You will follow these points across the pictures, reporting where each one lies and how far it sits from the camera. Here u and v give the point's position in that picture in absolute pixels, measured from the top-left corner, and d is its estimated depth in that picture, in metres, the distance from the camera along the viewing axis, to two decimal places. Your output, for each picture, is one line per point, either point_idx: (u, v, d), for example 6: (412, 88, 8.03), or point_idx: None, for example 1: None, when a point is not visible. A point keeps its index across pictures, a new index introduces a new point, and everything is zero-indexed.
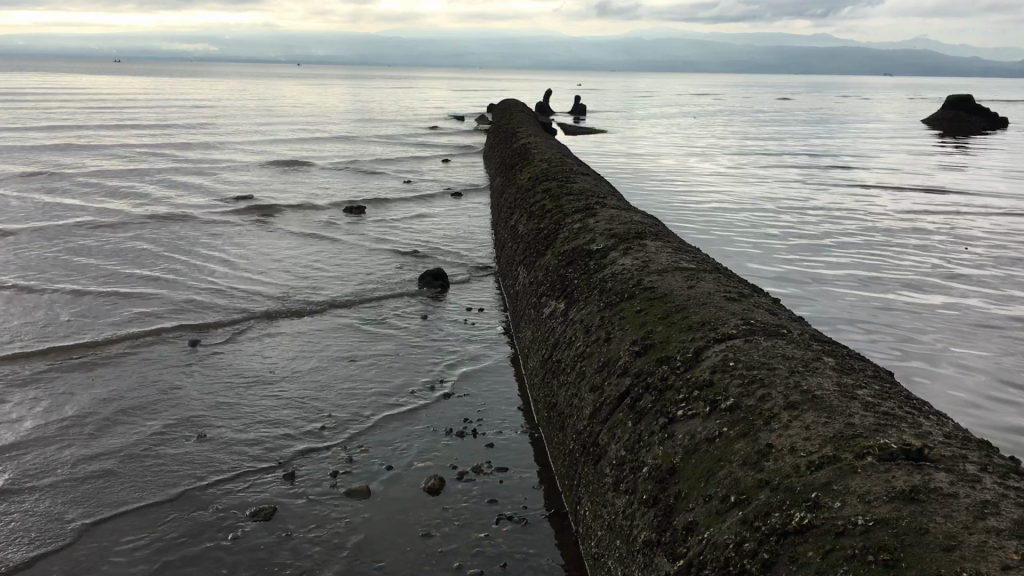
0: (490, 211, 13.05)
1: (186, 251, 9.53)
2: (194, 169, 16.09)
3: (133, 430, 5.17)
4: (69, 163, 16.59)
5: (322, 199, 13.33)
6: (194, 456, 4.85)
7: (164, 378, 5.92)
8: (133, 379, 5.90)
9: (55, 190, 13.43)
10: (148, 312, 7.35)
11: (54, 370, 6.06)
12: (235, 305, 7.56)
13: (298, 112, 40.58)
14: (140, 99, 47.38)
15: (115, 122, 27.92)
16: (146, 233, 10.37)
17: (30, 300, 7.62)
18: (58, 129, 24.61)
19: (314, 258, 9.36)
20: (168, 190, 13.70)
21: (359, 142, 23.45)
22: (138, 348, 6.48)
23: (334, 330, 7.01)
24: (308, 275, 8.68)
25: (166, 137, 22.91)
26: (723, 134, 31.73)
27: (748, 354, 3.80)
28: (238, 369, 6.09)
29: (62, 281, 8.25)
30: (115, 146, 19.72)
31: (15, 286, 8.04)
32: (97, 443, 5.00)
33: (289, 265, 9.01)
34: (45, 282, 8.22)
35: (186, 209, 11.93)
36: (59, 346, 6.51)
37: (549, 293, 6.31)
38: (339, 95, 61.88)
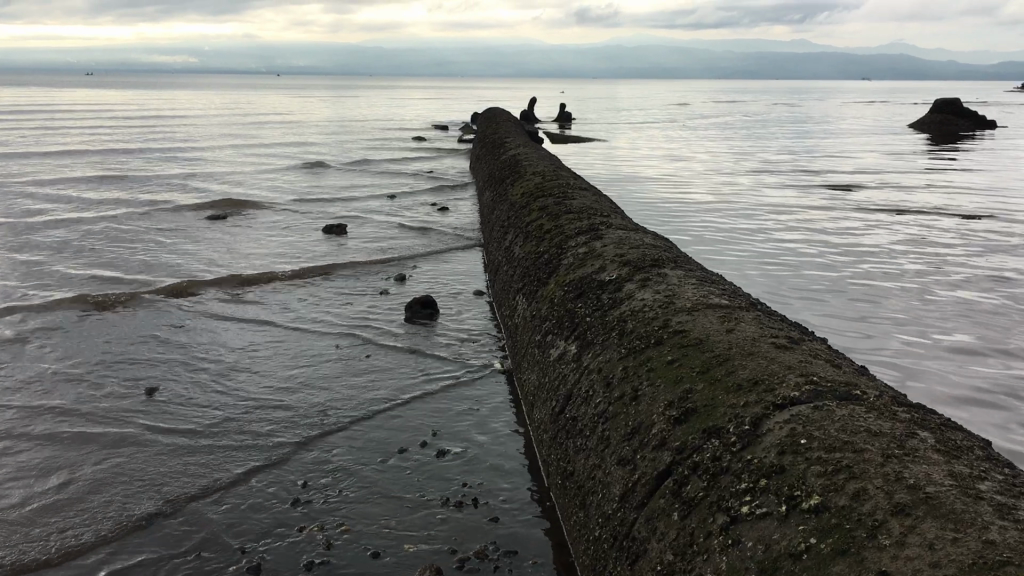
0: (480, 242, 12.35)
1: (136, 301, 8.72)
2: (162, 207, 15.33)
3: (51, 511, 4.50)
4: (27, 201, 15.79)
5: (303, 238, 12.63)
6: (164, 550, 4.11)
7: (91, 447, 5.24)
8: (52, 451, 5.22)
9: (25, 233, 12.73)
10: (80, 376, 6.54)
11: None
12: (190, 363, 6.79)
13: (283, 127, 39.80)
14: (120, 114, 46.64)
15: (94, 146, 27.08)
16: (97, 283, 9.57)
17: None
18: (34, 156, 23.84)
19: (300, 304, 8.72)
20: (129, 231, 12.90)
21: (346, 168, 22.84)
22: (66, 418, 5.71)
23: (310, 384, 6.27)
24: (294, 321, 8.05)
25: (145, 165, 22.18)
26: (713, 145, 31.16)
27: (822, 427, 3.02)
28: (185, 436, 5.37)
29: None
30: (94, 180, 18.99)
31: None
32: (73, 526, 4.34)
33: (275, 313, 8.37)
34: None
35: (145, 255, 11.13)
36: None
37: (555, 332, 5.55)
38: (324, 108, 61.18)
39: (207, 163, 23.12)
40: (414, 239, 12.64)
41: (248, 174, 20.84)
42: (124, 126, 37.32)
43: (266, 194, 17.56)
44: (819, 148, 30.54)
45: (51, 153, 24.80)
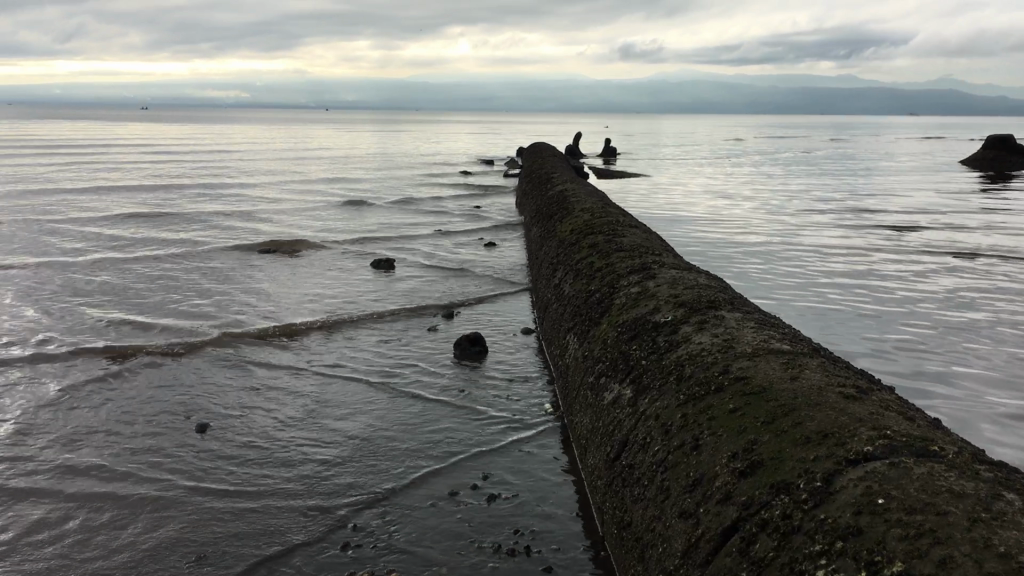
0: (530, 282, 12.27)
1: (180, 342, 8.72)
2: (211, 245, 15.47)
3: (99, 554, 4.49)
4: (78, 237, 16.03)
5: (351, 277, 12.67)
6: None
7: (131, 496, 5.17)
8: (97, 495, 5.20)
9: (80, 269, 12.94)
10: (119, 420, 6.49)
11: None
12: (231, 408, 6.72)
13: (332, 162, 40.22)
14: (172, 149, 47.54)
15: (147, 182, 27.59)
16: (143, 323, 9.60)
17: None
18: (91, 192, 24.34)
19: (348, 345, 8.73)
20: (178, 269, 13.04)
21: (393, 207, 22.98)
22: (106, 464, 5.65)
23: (356, 428, 6.22)
24: (343, 362, 8.04)
25: (197, 202, 22.51)
26: (760, 183, 30.85)
27: (900, 486, 2.86)
28: (225, 485, 5.28)
29: (26, 382, 7.42)
30: (148, 216, 19.30)
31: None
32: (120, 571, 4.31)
33: (324, 354, 8.38)
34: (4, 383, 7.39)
35: (193, 294, 11.22)
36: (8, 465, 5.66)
37: (609, 375, 5.42)
38: (371, 142, 61.94)
39: (256, 200, 23.41)
40: (461, 278, 12.62)
41: (295, 212, 21.00)
42: (177, 161, 37.99)
43: (314, 232, 17.66)
44: (869, 187, 30.10)
45: (106, 189, 25.31)
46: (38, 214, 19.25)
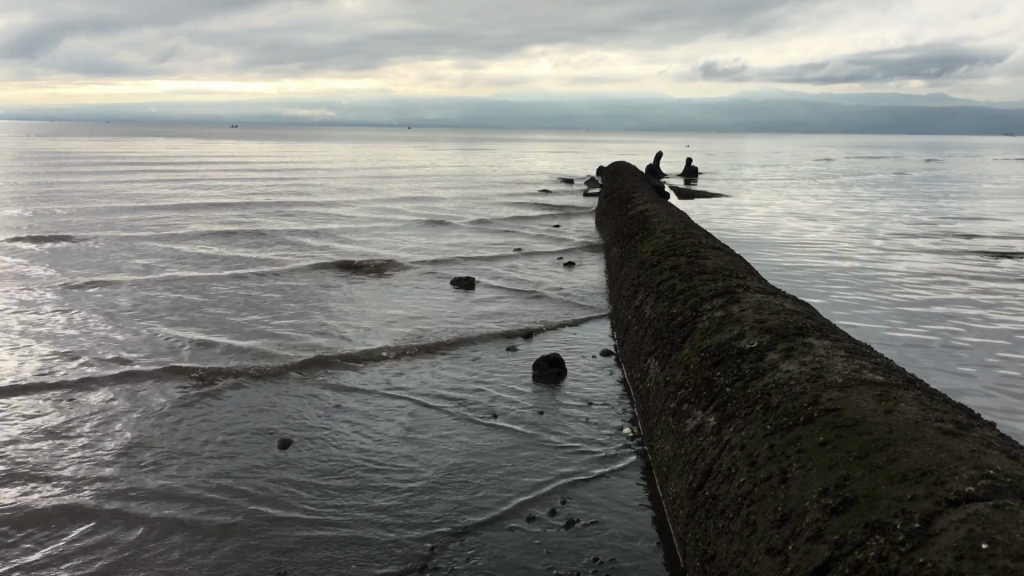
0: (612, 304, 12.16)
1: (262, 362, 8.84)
2: (295, 263, 15.73)
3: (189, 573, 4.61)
4: (169, 255, 16.50)
5: (430, 296, 12.78)
6: None
7: (219, 514, 5.30)
8: (186, 512, 5.34)
9: (170, 285, 13.33)
10: (202, 442, 6.56)
11: (80, 517, 5.32)
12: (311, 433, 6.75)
13: (414, 180, 40.71)
14: (259, 167, 48.70)
15: (234, 200, 28.32)
16: (229, 341, 9.77)
17: (69, 426, 6.94)
18: (181, 209, 25.09)
19: (428, 364, 8.79)
20: (263, 287, 13.34)
21: (472, 226, 23.13)
22: (188, 488, 5.72)
23: (436, 451, 6.25)
24: (423, 382, 8.11)
25: (282, 220, 23.02)
26: (846, 205, 30.14)
27: (1006, 529, 2.71)
28: (304, 510, 5.31)
29: (114, 400, 7.58)
30: (235, 234, 19.81)
31: (56, 407, 7.40)
32: None
33: (404, 373, 8.46)
34: (92, 401, 7.57)
35: (277, 312, 11.46)
36: (96, 485, 5.79)
37: (692, 401, 5.31)
38: (451, 161, 62.48)
39: (339, 218, 23.83)
40: (540, 299, 12.61)
41: (377, 231, 21.24)
42: (264, 178, 38.93)
43: (395, 252, 17.82)
44: (962, 210, 29.12)
45: (195, 206, 26.08)
46: (131, 230, 19.92)
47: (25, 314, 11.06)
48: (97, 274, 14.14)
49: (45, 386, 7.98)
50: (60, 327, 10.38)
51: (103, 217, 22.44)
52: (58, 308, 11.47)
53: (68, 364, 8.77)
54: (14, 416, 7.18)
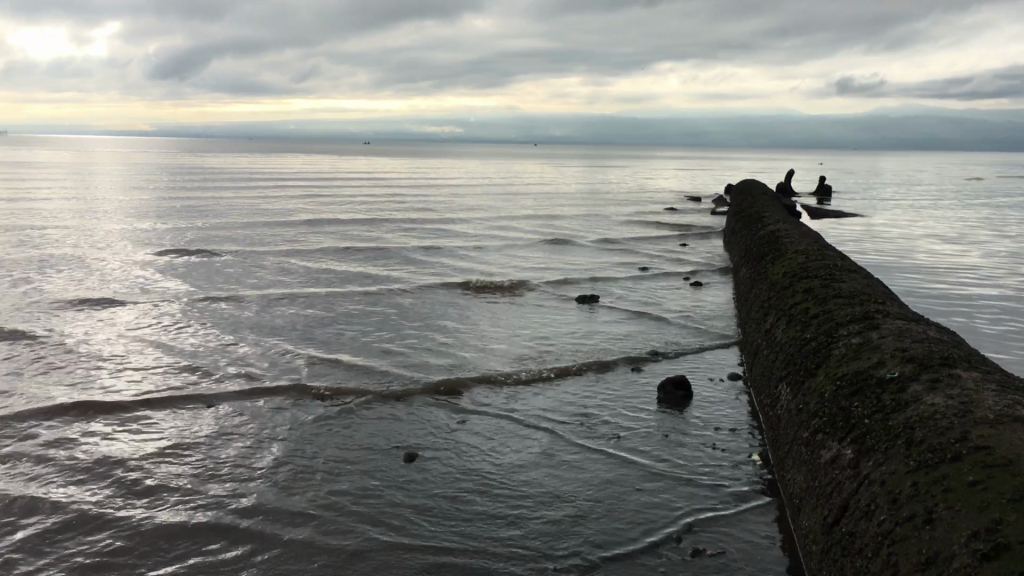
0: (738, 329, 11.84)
1: (385, 381, 8.98)
2: (420, 281, 16.00)
3: None
4: (302, 270, 17.11)
5: (554, 316, 12.79)
6: None
7: (348, 533, 5.45)
8: (317, 529, 5.52)
9: (303, 300, 13.80)
10: (329, 461, 6.73)
11: (211, 535, 5.49)
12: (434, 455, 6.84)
13: (539, 197, 40.90)
14: (389, 183, 49.97)
15: (365, 216, 29.14)
16: (352, 359, 9.97)
17: (203, 440, 7.20)
18: (316, 225, 25.98)
19: (551, 385, 8.80)
20: (390, 304, 13.64)
21: (596, 246, 23.04)
22: (313, 508, 5.86)
23: (559, 477, 6.24)
24: (546, 403, 8.12)
25: (409, 237, 23.52)
26: (993, 226, 28.53)
27: None
28: (428, 536, 5.36)
29: (244, 415, 7.84)
30: (365, 250, 20.36)
31: (190, 421, 7.69)
32: None
33: (528, 393, 8.49)
34: (224, 415, 7.83)
35: (403, 329, 11.70)
36: (227, 502, 5.96)
37: (827, 432, 5.09)
38: (576, 177, 62.53)
39: (464, 236, 24.17)
40: (664, 322, 12.44)
41: (498, 250, 21.38)
42: (393, 195, 39.91)
43: (516, 270, 17.88)
44: None
45: (328, 221, 26.96)
46: (268, 245, 20.75)
47: (163, 325, 11.59)
48: (234, 288, 14.74)
49: (180, 399, 8.30)
50: (195, 339, 10.82)
51: (239, 232, 23.42)
52: (193, 320, 11.97)
53: (207, 376, 9.19)
54: (152, 428, 7.50)
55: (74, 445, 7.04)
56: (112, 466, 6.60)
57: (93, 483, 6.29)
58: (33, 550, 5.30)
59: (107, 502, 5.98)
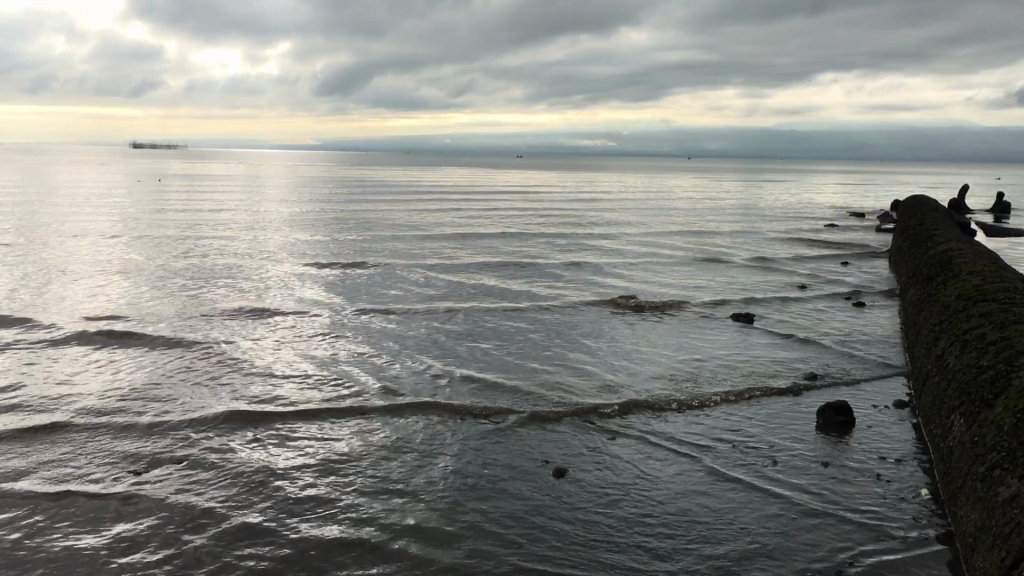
0: (903, 355, 11.19)
1: (529, 400, 8.96)
2: (568, 297, 15.99)
3: None
4: (454, 284, 17.41)
5: (704, 337, 12.49)
6: None
7: (490, 555, 5.47)
8: (460, 550, 5.57)
9: (453, 314, 14.04)
10: (476, 479, 6.77)
11: (358, 550, 5.61)
12: (584, 476, 6.77)
13: (692, 212, 40.19)
14: (540, 197, 50.32)
15: (516, 230, 29.45)
16: (497, 377, 10.00)
17: (351, 454, 7.37)
18: (468, 239, 26.44)
19: (701, 409, 8.56)
20: (538, 320, 13.68)
21: (750, 264, 22.39)
22: (459, 529, 5.88)
23: (707, 509, 6.06)
24: (695, 427, 7.92)
25: (559, 252, 23.58)
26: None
27: None
28: (572, 564, 5.31)
29: (393, 430, 7.99)
30: (515, 265, 20.55)
31: (341, 434, 7.91)
32: None
33: (676, 416, 8.31)
34: (373, 429, 8.01)
35: (550, 347, 11.70)
36: (372, 518, 6.08)
37: (1004, 470, 4.70)
38: (731, 192, 61.06)
39: (614, 252, 24.04)
40: (822, 345, 11.92)
41: (649, 267, 21.04)
42: (544, 209, 40.18)
43: (666, 289, 17.54)
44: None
45: (481, 236, 27.39)
46: (422, 259, 21.28)
47: (318, 337, 12.00)
48: (388, 301, 15.18)
49: (331, 411, 8.55)
50: (347, 352, 11.14)
51: (395, 245, 24.14)
52: (347, 333, 12.33)
53: (359, 387, 9.48)
54: (304, 439, 7.75)
55: (232, 453, 7.36)
56: (266, 476, 6.86)
57: (251, 490, 6.58)
58: (191, 557, 5.55)
59: (259, 511, 6.21)
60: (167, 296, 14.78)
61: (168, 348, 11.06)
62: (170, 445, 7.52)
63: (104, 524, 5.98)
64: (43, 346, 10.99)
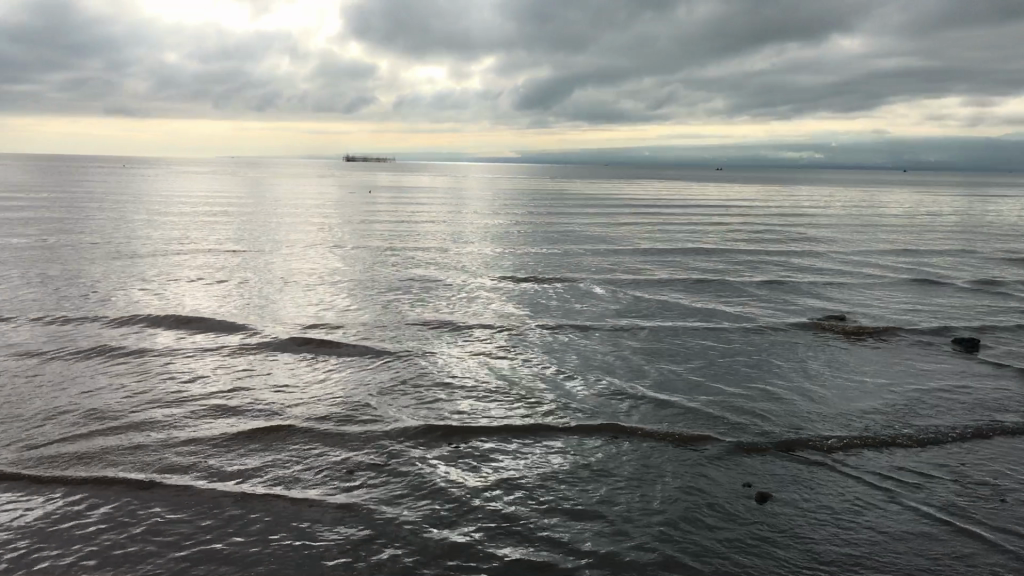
0: None
1: (718, 428, 8.64)
2: (763, 317, 15.46)
3: None
4: (644, 300, 17.25)
5: (912, 364, 11.71)
6: None
7: None
8: None
9: (642, 331, 13.91)
10: (680, 503, 6.69)
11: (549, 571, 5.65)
12: (791, 504, 6.55)
13: (900, 228, 37.92)
14: (736, 211, 49.00)
15: (709, 245, 28.82)
16: (684, 401, 9.72)
17: (534, 474, 7.39)
18: (661, 254, 26.14)
19: (910, 443, 8.01)
20: (731, 341, 13.30)
21: (966, 286, 20.81)
22: (659, 558, 5.80)
23: (920, 556, 5.66)
24: (905, 463, 7.42)
25: (755, 269, 22.86)
26: None
27: None
28: None
29: (578, 451, 7.95)
30: (708, 282, 20.10)
31: (525, 453, 7.95)
32: None
33: (882, 450, 7.82)
34: (558, 450, 8.00)
35: (742, 369, 11.34)
36: (563, 540, 6.10)
37: None
38: (946, 206, 57.03)
39: (814, 270, 23.04)
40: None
41: (851, 287, 19.99)
42: (738, 223, 39.15)
43: (872, 312, 16.48)
44: None
45: (673, 251, 27.00)
46: (613, 273, 21.25)
47: (506, 352, 12.14)
48: (578, 315, 15.24)
49: (514, 430, 8.60)
50: (535, 367, 11.25)
51: (587, 259, 24.23)
52: (536, 348, 12.43)
53: (549, 404, 9.55)
54: (492, 454, 7.88)
55: (423, 465, 7.58)
56: (459, 489, 7.04)
57: (445, 503, 6.76)
58: (379, 569, 5.72)
59: (449, 525, 6.36)
60: (367, 306, 15.49)
61: (365, 358, 11.57)
62: (370, 452, 7.87)
63: (299, 528, 6.27)
64: (255, 352, 11.75)
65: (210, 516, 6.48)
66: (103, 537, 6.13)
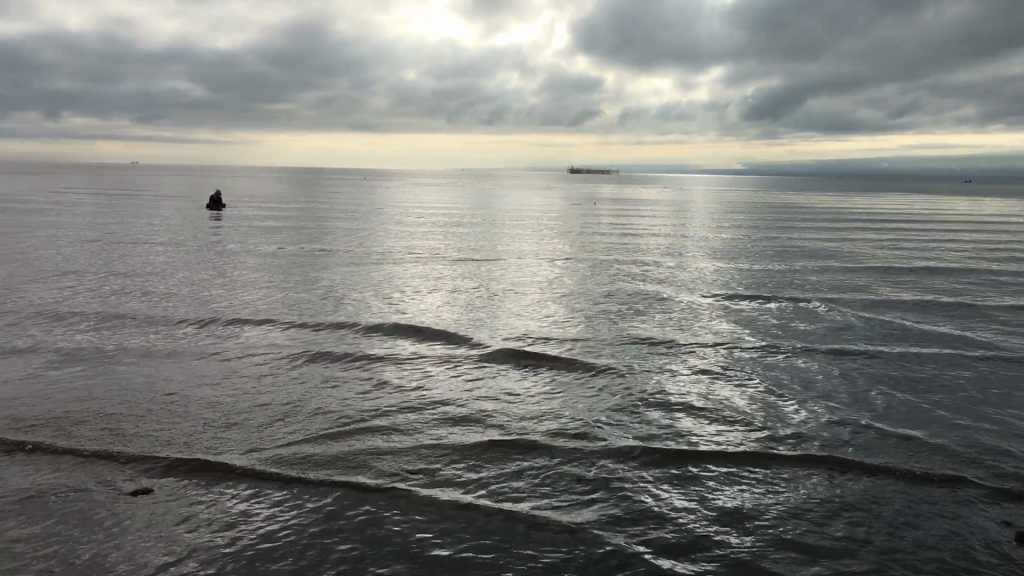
0: None
1: (958, 468, 7.99)
2: (1012, 345, 14.13)
3: None
4: (875, 321, 16.27)
5: None
6: None
7: None
8: None
9: (872, 355, 13.12)
10: (929, 555, 6.26)
11: None
12: None
13: None
14: (983, 225, 45.10)
15: (952, 263, 26.72)
16: (921, 435, 9.05)
17: (755, 508, 7.12)
18: (896, 272, 24.52)
19: None
20: (973, 370, 12.26)
21: None
22: None
23: None
24: None
25: (1003, 291, 20.95)
26: None
27: None
28: None
29: (802, 485, 7.59)
30: (949, 304, 18.65)
31: (745, 483, 7.69)
32: None
33: None
34: (781, 481, 7.72)
35: (987, 402, 10.43)
36: None
37: None
38: None
39: None
40: None
41: None
42: (985, 239, 36.04)
43: None
44: None
45: (911, 269, 25.24)
46: (841, 292, 20.19)
47: (725, 374, 11.81)
48: (802, 336, 14.60)
49: (733, 456, 8.38)
50: (754, 390, 10.89)
51: (813, 276, 23.18)
52: (755, 370, 12.04)
53: (769, 430, 9.22)
54: (710, 481, 7.73)
55: (639, 487, 7.55)
56: (675, 517, 6.95)
57: (662, 531, 6.71)
58: None
59: (666, 555, 6.31)
60: (583, 320, 15.62)
61: (580, 373, 11.67)
62: (586, 470, 7.93)
63: (519, 545, 6.37)
64: (474, 363, 12.16)
65: (434, 526, 6.71)
66: (343, 537, 6.55)
